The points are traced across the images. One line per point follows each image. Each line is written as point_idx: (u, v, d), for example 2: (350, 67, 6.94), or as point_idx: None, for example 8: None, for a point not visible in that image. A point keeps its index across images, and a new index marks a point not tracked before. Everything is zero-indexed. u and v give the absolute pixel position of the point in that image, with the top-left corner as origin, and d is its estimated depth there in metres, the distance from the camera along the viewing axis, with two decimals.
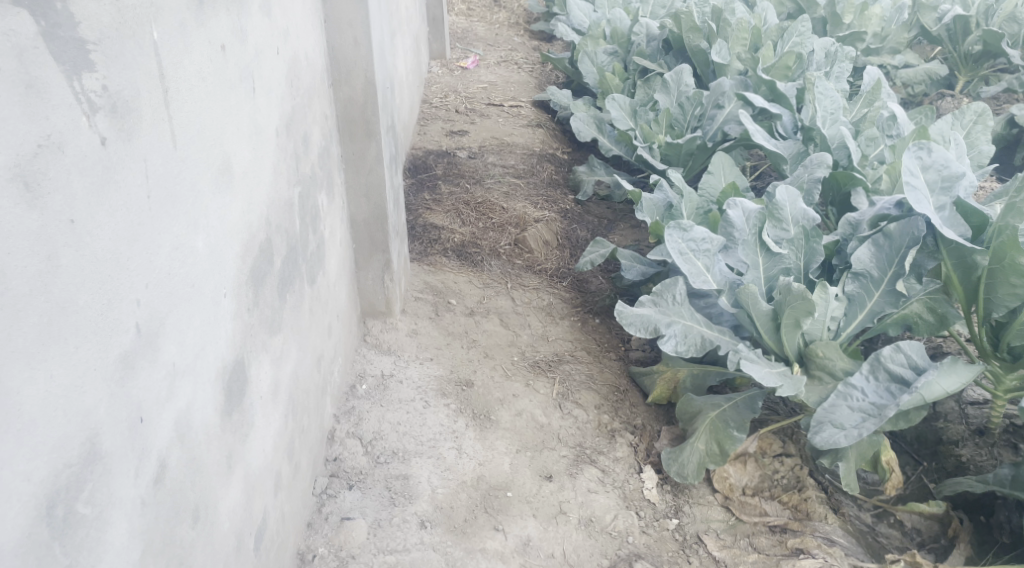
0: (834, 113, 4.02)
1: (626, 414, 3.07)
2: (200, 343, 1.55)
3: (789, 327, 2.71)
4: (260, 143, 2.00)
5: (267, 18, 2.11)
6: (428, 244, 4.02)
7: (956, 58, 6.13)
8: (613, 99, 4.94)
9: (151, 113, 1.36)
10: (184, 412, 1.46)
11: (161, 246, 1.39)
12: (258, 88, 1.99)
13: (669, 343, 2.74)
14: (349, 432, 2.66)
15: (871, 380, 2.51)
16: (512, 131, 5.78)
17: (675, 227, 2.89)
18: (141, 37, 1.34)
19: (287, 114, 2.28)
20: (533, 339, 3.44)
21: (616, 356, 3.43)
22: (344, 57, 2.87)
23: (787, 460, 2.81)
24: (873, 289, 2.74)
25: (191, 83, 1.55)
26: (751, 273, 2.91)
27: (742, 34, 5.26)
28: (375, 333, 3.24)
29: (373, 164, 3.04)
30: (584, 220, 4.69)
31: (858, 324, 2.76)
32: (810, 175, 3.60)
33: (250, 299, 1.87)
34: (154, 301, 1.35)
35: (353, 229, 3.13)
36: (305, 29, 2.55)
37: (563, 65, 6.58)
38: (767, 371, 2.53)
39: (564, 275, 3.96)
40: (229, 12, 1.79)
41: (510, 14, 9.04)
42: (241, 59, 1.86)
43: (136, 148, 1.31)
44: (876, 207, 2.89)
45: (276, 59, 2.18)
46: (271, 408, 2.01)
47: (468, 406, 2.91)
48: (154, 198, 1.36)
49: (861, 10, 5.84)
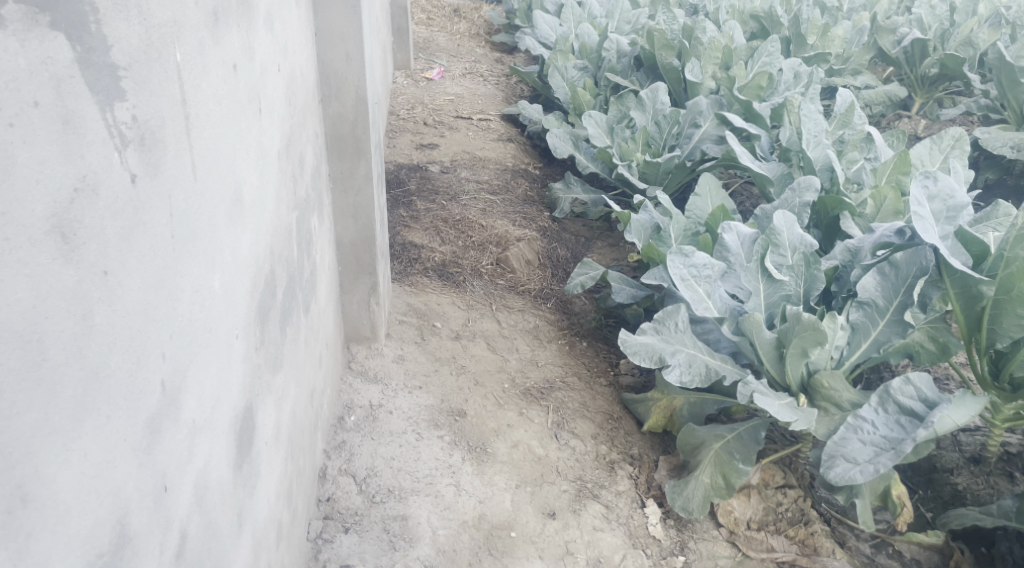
0: (817, 135, 3.93)
1: (623, 444, 2.98)
2: (215, 394, 1.41)
3: (795, 356, 2.64)
4: (264, 169, 1.87)
5: (269, 33, 1.98)
6: (408, 264, 3.89)
7: (912, 80, 6.21)
8: (590, 116, 4.86)
9: (175, 144, 1.25)
10: (203, 472, 1.33)
11: (183, 290, 1.26)
12: (262, 107, 1.86)
13: (674, 373, 2.67)
14: (341, 468, 2.53)
15: (880, 413, 2.46)
16: (484, 145, 5.68)
17: (677, 253, 2.82)
18: (166, 62, 1.22)
19: (286, 135, 2.15)
20: (522, 364, 3.34)
21: (607, 382, 3.34)
22: (335, 72, 2.74)
23: (789, 491, 2.74)
24: (878, 319, 2.69)
25: (209, 107, 1.43)
26: (752, 300, 2.85)
27: (714, 52, 5.32)
28: (360, 359, 3.10)
29: (362, 183, 2.91)
30: (562, 238, 4.61)
31: (862, 353, 2.72)
32: (799, 199, 3.57)
33: (257, 338, 1.73)
34: (179, 353, 1.22)
35: (340, 251, 3.00)
36: (299, 43, 2.42)
37: (531, 79, 6.51)
38: (780, 405, 2.46)
39: (548, 296, 3.87)
40: (239, 28, 1.66)
41: (470, 25, 8.95)
42: (250, 79, 1.73)
43: (161, 184, 1.18)
44: (877, 234, 2.83)
45: (277, 77, 2.05)
46: (274, 453, 1.87)
47: (462, 438, 2.80)
48: (177, 238, 1.24)
49: (824, 31, 5.87)
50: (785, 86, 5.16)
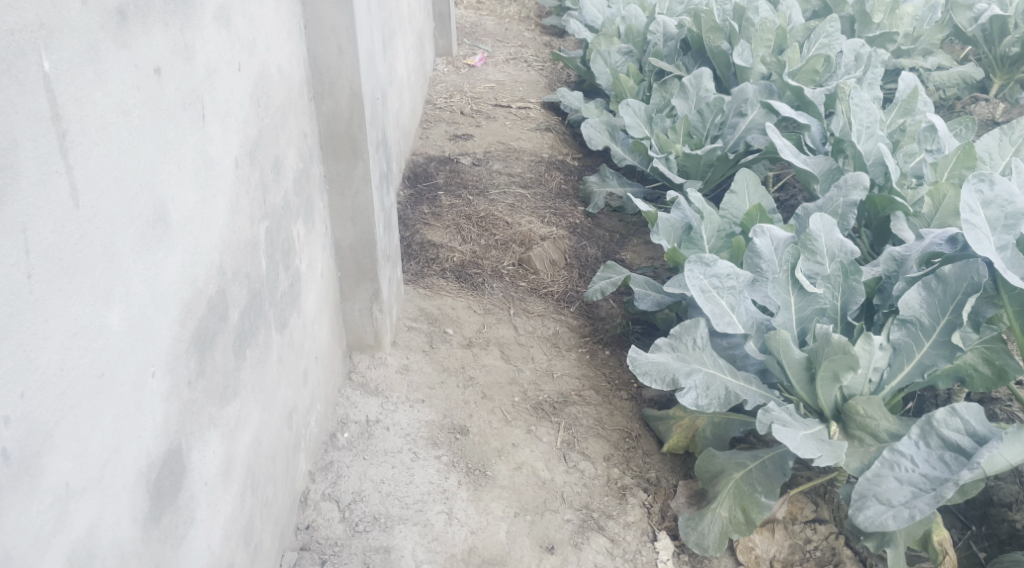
0: (870, 126, 3.58)
1: (639, 466, 2.76)
2: (111, 446, 1.24)
3: (825, 379, 2.37)
4: (211, 180, 1.69)
5: (226, 29, 1.80)
6: (424, 264, 3.71)
7: (991, 61, 5.71)
8: (628, 105, 4.61)
9: (37, 168, 1.07)
10: (86, 540, 1.18)
11: (50, 335, 1.09)
12: (209, 112, 1.68)
13: (689, 397, 2.42)
14: (325, 493, 2.39)
15: (922, 447, 2.19)
16: (520, 135, 5.45)
17: (696, 261, 2.58)
18: (22, 74, 1.04)
19: (253, 138, 1.97)
20: (536, 376, 3.13)
21: (628, 396, 3.11)
22: (328, 67, 2.56)
23: (820, 527, 2.49)
24: (922, 339, 2.37)
25: (106, 119, 1.24)
26: (782, 315, 2.58)
27: (766, 34, 4.96)
28: (361, 369, 2.93)
29: (361, 186, 2.73)
30: (594, 235, 4.38)
31: (904, 377, 2.41)
32: (845, 198, 3.26)
33: (193, 370, 1.57)
34: (40, 411, 1.07)
35: (339, 256, 2.83)
36: (279, 38, 2.23)
37: (574, 65, 6.23)
38: (803, 437, 2.19)
39: (572, 299, 3.65)
40: (166, 27, 1.48)
41: (521, 8, 8.67)
42: (184, 82, 1.55)
43: (8, 216, 1.02)
44: (925, 243, 2.53)
45: (237, 77, 1.87)
46: (222, 492, 1.71)
47: (461, 460, 2.61)
48: (41, 278, 1.07)
49: (892, 9, 5.45)
50: (844, 70, 4.82)
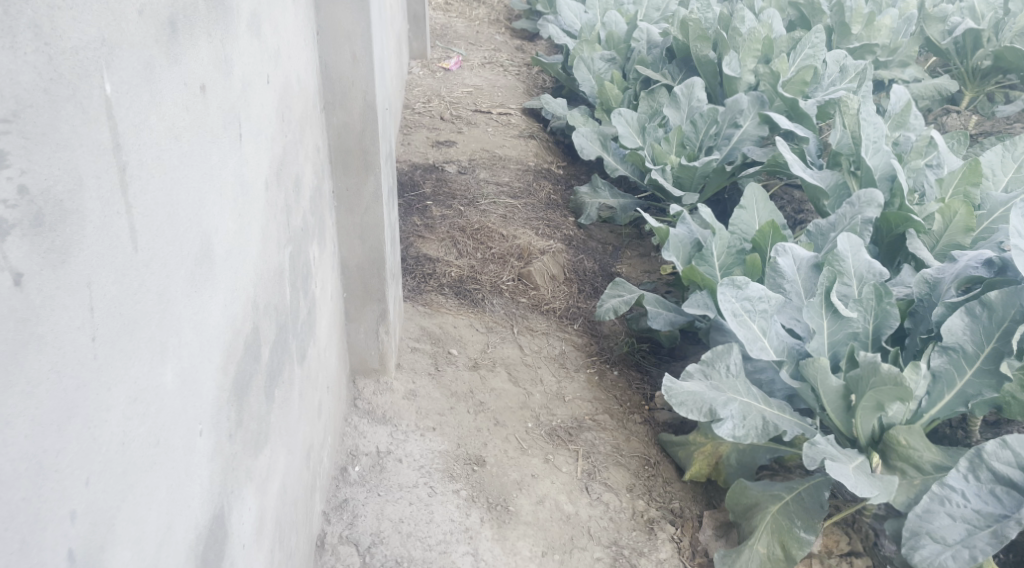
0: (876, 141, 3.50)
1: (662, 496, 2.65)
2: (165, 523, 1.09)
3: (868, 408, 2.28)
4: (247, 206, 1.54)
5: (257, 38, 1.64)
6: (421, 279, 3.56)
7: (962, 73, 5.52)
8: (620, 114, 4.48)
9: (101, 211, 0.92)
10: None
11: (114, 405, 0.94)
12: (245, 131, 1.52)
13: (727, 427, 2.31)
14: (343, 536, 2.24)
15: (971, 480, 2.11)
16: (504, 142, 5.32)
17: (729, 284, 2.48)
18: (86, 100, 0.90)
19: (278, 157, 1.81)
20: (547, 399, 3.00)
21: (642, 419, 3.00)
22: (339, 77, 2.40)
23: (856, 561, 2.39)
24: (965, 367, 2.30)
25: (160, 145, 1.08)
26: (815, 339, 2.49)
27: (755, 44, 4.82)
28: (367, 396, 2.76)
29: (370, 202, 2.57)
30: (589, 247, 4.27)
31: (945, 406, 2.32)
32: (860, 216, 3.16)
33: (233, 421, 1.39)
34: (104, 496, 0.93)
35: (344, 276, 2.66)
36: (297, 46, 2.06)
37: (554, 70, 6.10)
38: (855, 474, 2.10)
39: (575, 316, 3.54)
40: (210, 38, 1.33)
41: (490, 10, 8.51)
42: (224, 100, 1.40)
43: (74, 272, 0.87)
44: (960, 265, 2.46)
45: (266, 90, 1.71)
46: (258, 551, 1.55)
47: (481, 494, 2.48)
48: (105, 340, 0.92)
49: (870, 19, 5.27)
50: (831, 81, 4.76)
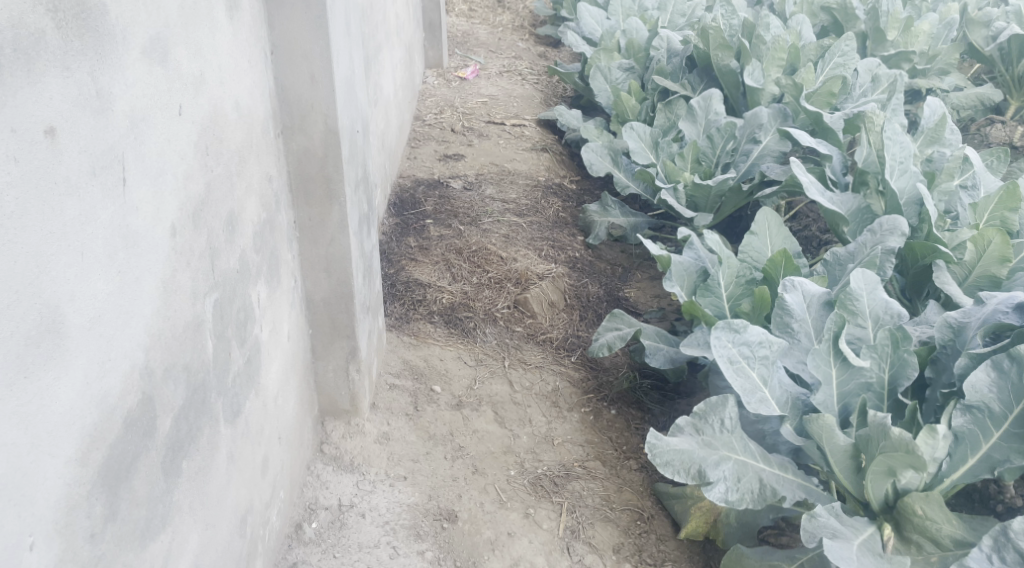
0: (903, 162, 3.19)
1: (654, 557, 2.43)
2: None
3: (878, 474, 2.02)
4: (135, 259, 1.32)
5: (161, 65, 1.44)
6: (410, 307, 3.35)
7: (1008, 81, 5.07)
8: (631, 128, 4.24)
9: None
10: None
11: None
12: (134, 174, 1.32)
13: (717, 491, 2.08)
14: None
15: (995, 561, 1.84)
16: (514, 156, 5.09)
17: (724, 327, 2.23)
18: None
19: (198, 197, 1.61)
20: (534, 443, 2.77)
21: (637, 466, 2.75)
22: (298, 99, 2.20)
23: None
24: (991, 429, 2.02)
25: None
26: (822, 392, 2.23)
27: (779, 53, 4.53)
28: (335, 440, 2.56)
29: (336, 233, 2.37)
30: (596, 268, 4.02)
31: (968, 473, 2.05)
32: (882, 246, 2.88)
33: (98, 516, 1.23)
34: None
35: (310, 312, 2.46)
36: (237, 69, 1.86)
37: (572, 80, 5.86)
38: (858, 556, 1.86)
39: (573, 347, 3.30)
40: (66, 72, 1.15)
41: (514, 17, 8.26)
42: (91, 138, 1.20)
43: None
44: (988, 311, 2.20)
45: (178, 122, 1.51)
46: None
47: (449, 555, 2.31)
48: None
49: (908, 25, 4.93)
50: (860, 91, 4.37)
